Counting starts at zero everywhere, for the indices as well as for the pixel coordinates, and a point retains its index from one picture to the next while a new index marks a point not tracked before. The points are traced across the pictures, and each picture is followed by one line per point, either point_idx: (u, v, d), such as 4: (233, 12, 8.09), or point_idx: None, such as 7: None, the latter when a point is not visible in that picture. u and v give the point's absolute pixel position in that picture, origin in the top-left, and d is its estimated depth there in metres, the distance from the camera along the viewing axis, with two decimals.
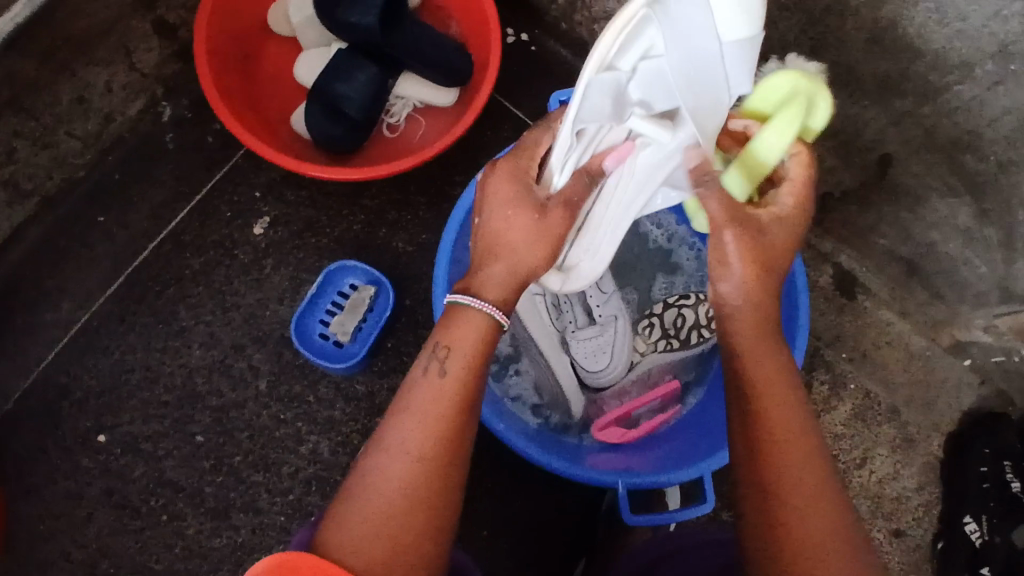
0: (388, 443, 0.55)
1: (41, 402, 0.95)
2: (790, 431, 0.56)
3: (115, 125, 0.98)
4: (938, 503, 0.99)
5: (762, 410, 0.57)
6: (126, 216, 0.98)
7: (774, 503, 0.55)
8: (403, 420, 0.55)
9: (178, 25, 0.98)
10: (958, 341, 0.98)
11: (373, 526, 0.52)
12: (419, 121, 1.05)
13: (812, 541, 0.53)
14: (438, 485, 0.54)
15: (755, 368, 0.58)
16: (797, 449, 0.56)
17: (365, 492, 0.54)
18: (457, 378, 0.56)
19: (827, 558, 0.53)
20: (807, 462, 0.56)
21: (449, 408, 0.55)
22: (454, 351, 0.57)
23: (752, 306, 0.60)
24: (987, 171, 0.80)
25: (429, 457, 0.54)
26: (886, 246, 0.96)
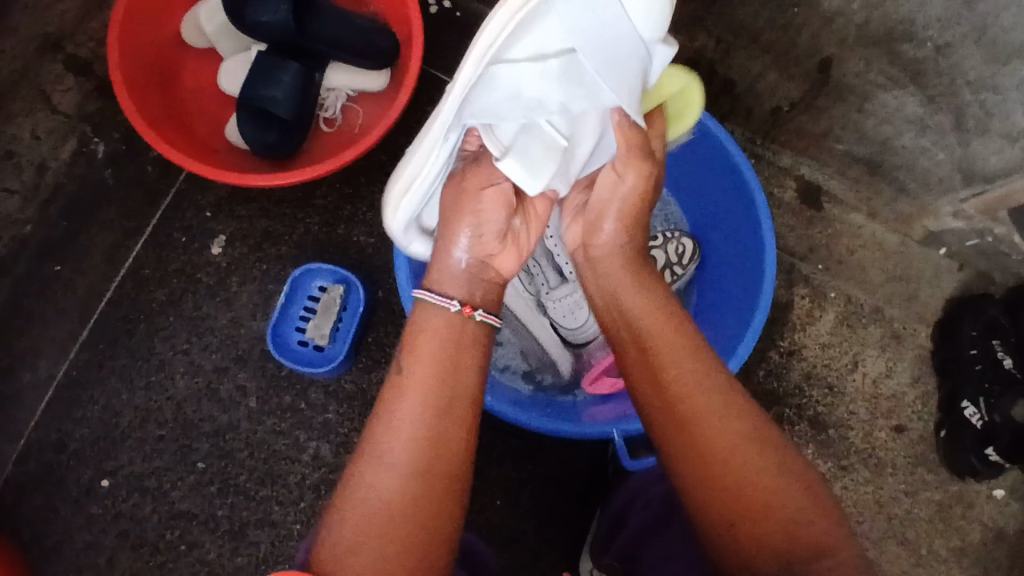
0: (381, 452, 0.52)
1: (39, 461, 0.95)
2: (682, 355, 0.58)
3: (52, 173, 0.97)
4: (935, 392, 1.00)
5: (652, 358, 0.59)
6: (81, 262, 0.97)
7: (709, 457, 0.53)
8: (385, 425, 0.53)
9: (91, 60, 0.97)
10: (930, 232, 0.98)
11: (372, 540, 0.50)
12: (355, 110, 1.02)
13: (735, 474, 0.53)
14: (438, 492, 0.51)
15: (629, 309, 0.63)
16: (694, 369, 0.57)
17: (362, 506, 0.51)
18: (425, 372, 0.54)
19: (758, 485, 0.52)
20: (714, 399, 0.55)
21: (437, 413, 0.53)
22: (428, 353, 0.55)
23: (623, 257, 0.66)
24: (925, 57, 0.79)
25: (424, 466, 0.51)
26: (844, 150, 0.95)
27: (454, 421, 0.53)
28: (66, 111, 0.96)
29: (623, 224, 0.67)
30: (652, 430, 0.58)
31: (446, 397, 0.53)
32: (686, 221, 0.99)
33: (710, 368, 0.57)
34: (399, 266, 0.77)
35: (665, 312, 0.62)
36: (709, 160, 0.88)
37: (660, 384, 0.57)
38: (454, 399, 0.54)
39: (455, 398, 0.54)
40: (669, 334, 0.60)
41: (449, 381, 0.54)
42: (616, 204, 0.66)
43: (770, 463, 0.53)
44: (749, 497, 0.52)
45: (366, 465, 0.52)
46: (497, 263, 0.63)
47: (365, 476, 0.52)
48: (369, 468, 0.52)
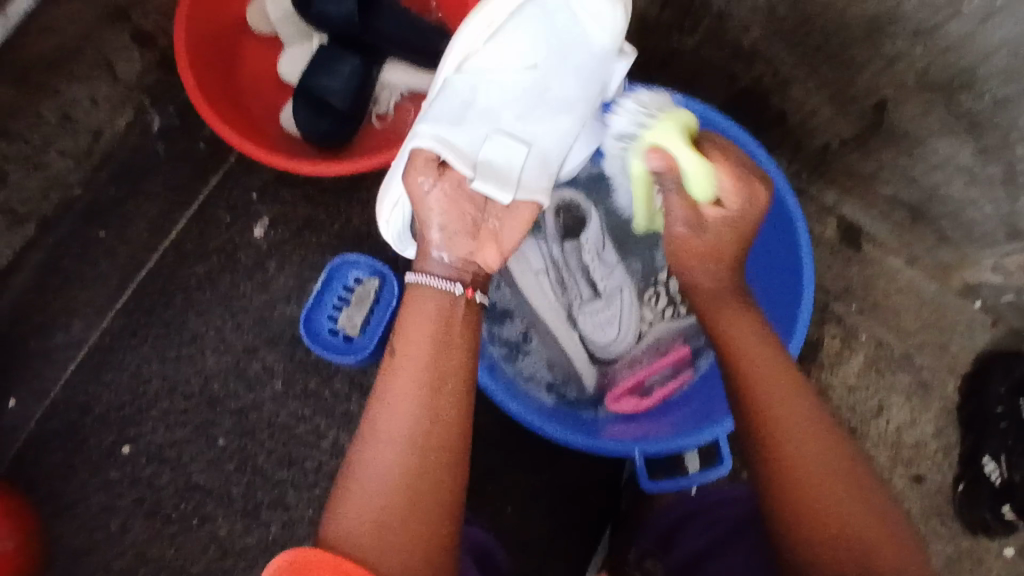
0: (380, 429, 0.56)
1: (64, 420, 0.96)
2: (784, 398, 0.60)
3: (106, 140, 0.98)
4: (957, 446, 0.99)
5: (752, 392, 0.61)
6: (127, 230, 0.99)
7: (806, 484, 0.57)
8: (387, 409, 0.56)
9: (156, 33, 0.97)
10: (969, 284, 0.98)
11: (377, 514, 0.53)
12: (408, 108, 1.02)
13: (830, 504, 0.56)
14: (432, 463, 0.55)
15: (737, 347, 0.64)
16: (793, 411, 0.59)
17: (364, 483, 0.54)
18: (423, 357, 0.58)
19: (851, 517, 0.55)
20: (806, 426, 0.59)
21: (432, 391, 0.56)
22: (421, 334, 0.59)
23: (730, 300, 0.67)
24: (985, 109, 0.79)
25: (421, 442, 0.55)
26: (890, 193, 0.95)
27: (445, 401, 0.56)
28: (127, 82, 0.97)
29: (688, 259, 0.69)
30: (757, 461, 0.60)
31: (436, 376, 0.57)
32: None
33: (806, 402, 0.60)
34: None
35: (778, 358, 0.63)
36: None
37: (758, 413, 0.60)
38: (445, 377, 0.57)
39: (443, 374, 0.57)
40: (764, 371, 0.62)
41: (441, 364, 0.58)
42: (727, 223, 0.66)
43: (861, 491, 0.57)
44: (841, 529, 0.55)
45: (366, 444, 0.56)
46: (478, 258, 0.62)
47: (369, 453, 0.56)
48: (369, 447, 0.56)
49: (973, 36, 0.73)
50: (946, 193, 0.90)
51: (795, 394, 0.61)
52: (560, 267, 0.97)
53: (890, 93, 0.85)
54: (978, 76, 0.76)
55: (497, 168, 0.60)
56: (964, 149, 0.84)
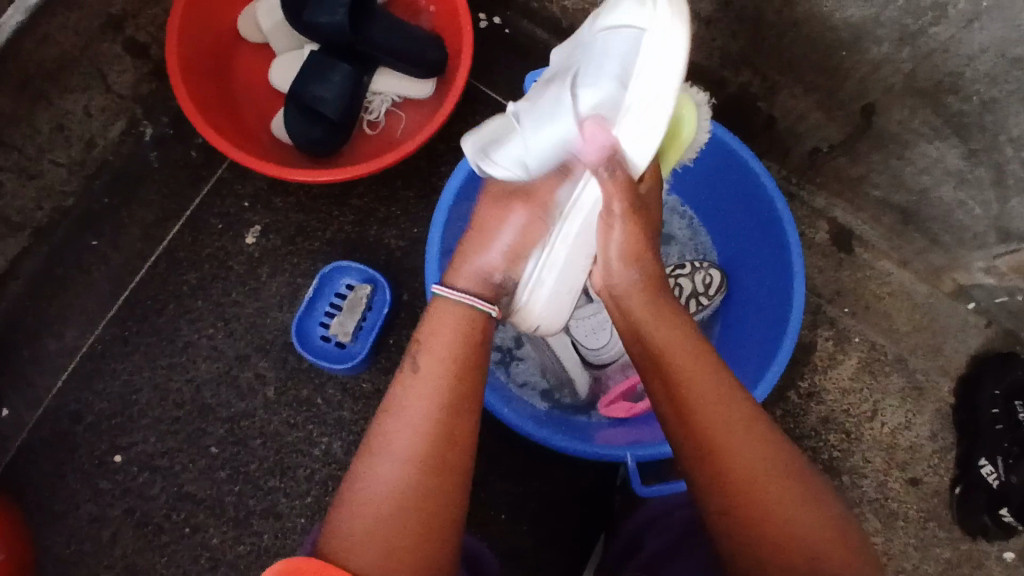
0: (386, 445, 0.55)
1: (55, 429, 0.96)
2: (708, 389, 0.57)
3: (99, 149, 0.98)
4: (953, 448, 0.99)
5: (678, 382, 0.58)
6: (119, 239, 0.99)
7: (728, 476, 0.55)
8: (394, 426, 0.56)
9: (149, 44, 0.99)
10: (960, 286, 0.98)
11: (385, 528, 0.52)
12: (399, 116, 1.03)
13: (752, 488, 0.54)
14: (446, 482, 0.54)
15: (659, 338, 0.60)
16: (718, 402, 0.57)
17: (369, 500, 0.53)
18: (436, 373, 0.58)
19: (771, 500, 0.54)
20: (729, 411, 0.57)
21: (446, 411, 0.56)
22: (437, 352, 0.58)
23: (642, 289, 0.61)
24: (971, 111, 0.79)
25: (433, 463, 0.54)
26: (880, 196, 0.95)
27: (461, 421, 0.56)
28: (120, 91, 0.98)
29: (628, 255, 0.61)
30: (685, 457, 0.58)
31: (453, 397, 0.57)
32: (714, 253, 1.00)
33: (727, 387, 0.58)
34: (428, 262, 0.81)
35: (695, 344, 0.59)
36: (747, 195, 0.88)
37: (678, 403, 0.57)
38: (459, 399, 0.57)
39: (459, 394, 0.57)
40: (683, 359, 0.59)
41: (456, 380, 0.58)
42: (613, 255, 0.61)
43: (785, 470, 0.55)
44: (763, 511, 0.54)
45: (374, 459, 0.55)
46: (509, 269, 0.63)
47: (372, 466, 0.55)
48: (378, 461, 0.55)
49: (957, 40, 0.74)
50: (936, 196, 0.90)
51: (720, 386, 0.58)
52: None
53: (878, 97, 0.85)
54: (963, 80, 0.77)
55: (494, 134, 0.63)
56: (952, 153, 0.84)
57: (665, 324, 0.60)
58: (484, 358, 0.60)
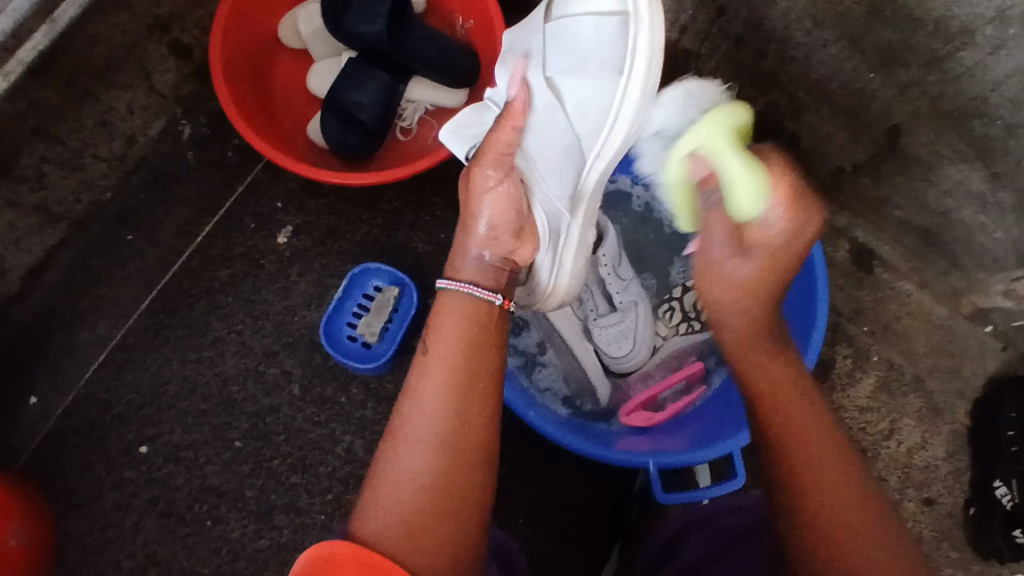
0: (407, 432, 0.57)
1: (83, 418, 0.98)
2: (802, 417, 0.61)
3: (139, 146, 1.01)
4: (968, 470, 1.00)
5: (771, 407, 0.62)
6: (155, 234, 1.01)
7: (819, 501, 0.57)
8: (414, 412, 0.57)
9: (193, 46, 1.01)
10: (979, 308, 0.99)
11: (407, 512, 0.54)
12: (431, 124, 1.05)
13: (829, 492, 0.58)
14: (463, 463, 0.56)
15: (757, 371, 0.63)
16: (809, 430, 0.60)
17: (394, 485, 0.55)
18: (450, 357, 0.58)
19: (840, 510, 0.57)
20: (811, 423, 0.61)
21: (462, 396, 0.57)
22: (450, 336, 0.59)
23: (754, 279, 0.63)
24: (996, 135, 0.83)
25: (451, 445, 0.56)
26: (902, 217, 0.96)
27: (474, 405, 0.57)
28: (162, 91, 1.00)
29: (758, 276, 0.63)
30: (774, 483, 0.61)
31: (464, 376, 0.58)
32: None
33: (815, 405, 0.62)
34: None
35: (794, 376, 0.63)
36: None
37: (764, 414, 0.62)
38: (476, 380, 0.58)
39: (474, 374, 0.58)
40: (766, 376, 0.63)
41: (470, 362, 0.58)
42: (779, 236, 0.61)
43: (857, 487, 0.58)
44: (830, 517, 0.57)
45: (397, 445, 0.56)
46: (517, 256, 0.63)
47: (395, 453, 0.56)
48: (400, 447, 0.56)
49: (983, 64, 0.79)
50: (957, 218, 0.92)
51: (813, 415, 0.61)
52: None
53: (904, 119, 0.88)
54: (988, 105, 0.81)
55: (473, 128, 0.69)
56: (976, 176, 0.87)
57: (760, 343, 0.64)
58: (497, 340, 0.61)
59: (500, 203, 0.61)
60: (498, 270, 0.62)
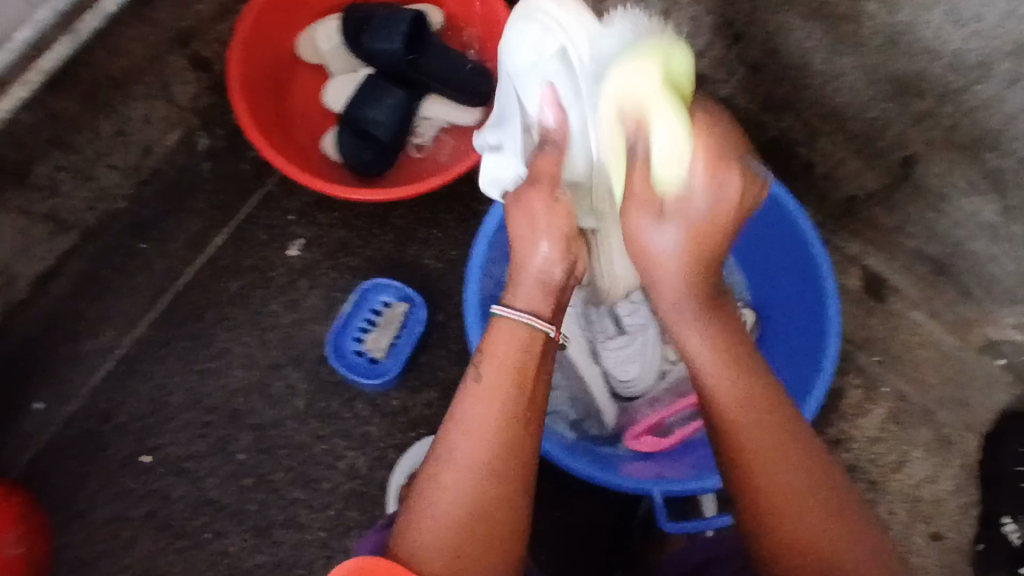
0: (454, 453, 0.54)
1: (86, 426, 0.97)
2: (745, 422, 0.54)
3: (154, 157, 1.01)
4: (976, 504, 0.98)
5: (731, 429, 0.55)
6: (166, 244, 1.01)
7: (772, 510, 0.53)
8: (460, 432, 0.55)
9: (213, 59, 1.02)
10: (990, 340, 0.98)
11: (453, 535, 0.52)
12: (446, 141, 1.05)
13: (779, 495, 0.53)
14: (509, 489, 0.54)
15: (713, 384, 0.56)
16: (763, 428, 0.54)
17: (438, 507, 0.53)
18: (505, 379, 0.56)
19: (801, 524, 0.53)
20: (784, 451, 0.54)
21: (516, 421, 0.55)
22: (504, 360, 0.57)
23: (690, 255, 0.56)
24: (1008, 166, 0.86)
25: (502, 472, 0.54)
26: (914, 247, 0.95)
27: (522, 430, 0.55)
28: (181, 103, 1.01)
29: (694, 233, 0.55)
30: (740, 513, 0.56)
31: (517, 400, 0.56)
32: (747, 294, 1.00)
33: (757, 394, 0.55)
34: (470, 275, 0.82)
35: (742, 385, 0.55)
36: (784, 240, 0.90)
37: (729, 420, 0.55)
38: (530, 406, 0.56)
39: (530, 403, 0.56)
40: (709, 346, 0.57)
41: (525, 387, 0.56)
42: (700, 201, 0.54)
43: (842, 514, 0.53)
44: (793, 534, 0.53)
45: (440, 464, 0.54)
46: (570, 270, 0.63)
47: (437, 472, 0.54)
48: (444, 468, 0.54)
49: (998, 98, 0.82)
50: (970, 248, 0.93)
51: (768, 427, 0.54)
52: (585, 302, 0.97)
53: (918, 148, 0.90)
54: (1002, 137, 0.84)
55: (494, 170, 0.74)
56: (988, 208, 0.90)
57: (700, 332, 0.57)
58: (547, 370, 0.58)
59: (554, 218, 0.63)
60: (562, 284, 0.62)
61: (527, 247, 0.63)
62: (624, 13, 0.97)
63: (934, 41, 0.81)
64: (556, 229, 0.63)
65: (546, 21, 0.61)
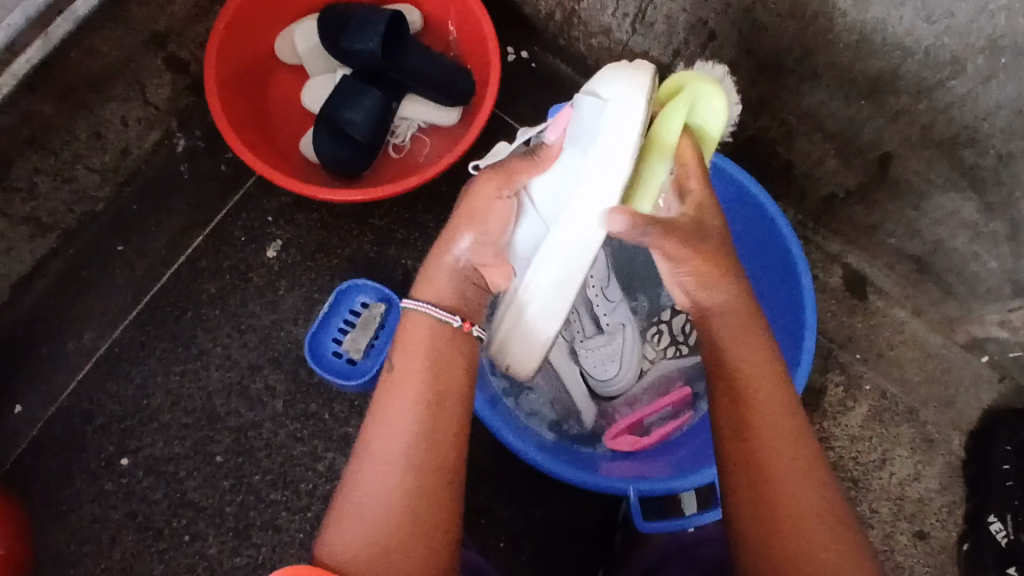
0: (375, 447, 0.56)
1: (65, 429, 0.97)
2: (757, 397, 0.61)
3: (132, 158, 1.01)
4: (962, 503, 0.97)
5: (743, 394, 0.61)
6: (145, 246, 1.02)
7: (768, 475, 0.58)
8: (381, 427, 0.56)
9: (189, 60, 1.01)
10: (974, 337, 0.97)
11: (377, 528, 0.53)
12: (424, 140, 1.06)
13: (775, 458, 0.58)
14: (433, 483, 0.55)
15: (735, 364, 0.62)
16: (772, 403, 0.60)
17: (362, 502, 0.54)
18: (423, 371, 0.58)
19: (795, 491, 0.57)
20: (785, 426, 0.60)
21: (434, 412, 0.56)
22: (419, 352, 0.59)
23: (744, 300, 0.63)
24: (987, 165, 0.79)
25: (422, 463, 0.55)
26: (895, 245, 0.96)
27: (442, 422, 0.56)
28: (157, 104, 1.00)
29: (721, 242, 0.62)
30: (731, 487, 0.60)
31: (436, 394, 0.57)
32: None
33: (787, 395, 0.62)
34: None
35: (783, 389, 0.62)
36: (764, 238, 0.88)
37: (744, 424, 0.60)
38: (449, 394, 0.58)
39: (447, 392, 0.58)
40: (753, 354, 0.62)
41: (443, 378, 0.58)
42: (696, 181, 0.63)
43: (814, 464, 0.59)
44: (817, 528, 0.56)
45: (363, 459, 0.56)
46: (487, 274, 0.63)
47: (360, 468, 0.56)
48: (366, 462, 0.55)
49: (973, 95, 0.74)
50: (952, 247, 0.90)
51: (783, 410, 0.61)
52: None
53: (894, 147, 0.86)
54: (980, 134, 0.77)
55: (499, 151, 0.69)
56: (968, 206, 0.85)
57: (751, 339, 0.62)
58: (466, 361, 0.60)
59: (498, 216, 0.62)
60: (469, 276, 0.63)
61: (452, 232, 0.63)
62: (599, 13, 0.96)
63: (907, 36, 0.74)
64: (483, 239, 0.62)
65: (616, 73, 0.59)
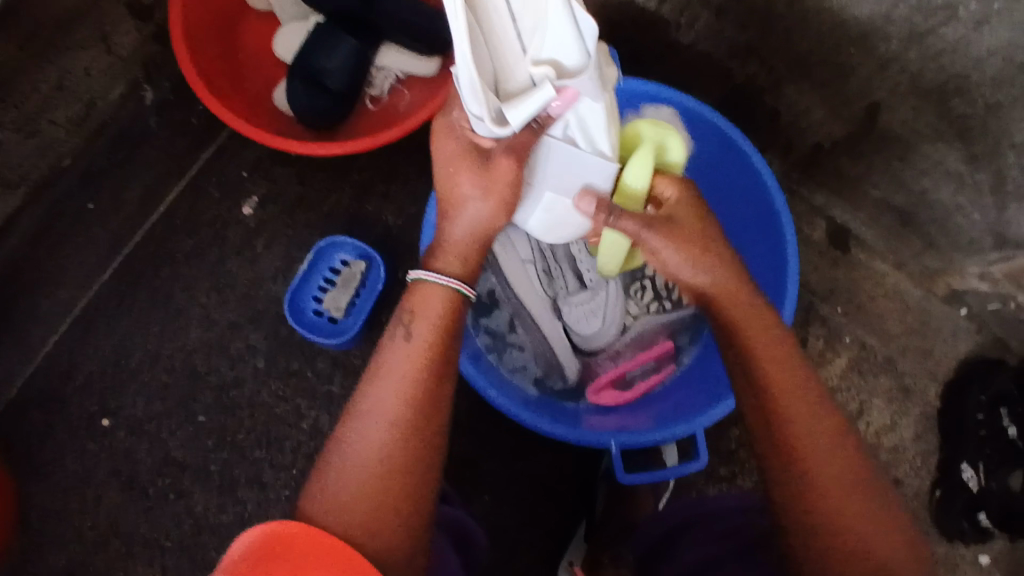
0: (368, 409, 0.54)
1: (45, 389, 0.96)
2: (774, 356, 0.58)
3: (99, 111, 0.97)
4: (936, 452, 0.99)
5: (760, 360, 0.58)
6: (117, 203, 0.99)
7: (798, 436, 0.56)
8: (377, 389, 0.55)
9: (155, 6, 0.97)
10: (953, 290, 0.99)
11: (371, 490, 0.52)
12: (403, 92, 1.02)
13: (798, 415, 0.56)
14: (430, 450, 0.54)
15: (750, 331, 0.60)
16: (780, 362, 0.58)
17: (353, 463, 0.53)
18: (426, 338, 0.56)
19: (821, 449, 0.55)
20: (796, 377, 0.58)
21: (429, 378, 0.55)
22: (424, 320, 0.57)
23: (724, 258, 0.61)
24: (975, 114, 0.77)
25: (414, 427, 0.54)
26: (879, 196, 0.96)
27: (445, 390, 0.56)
28: (122, 54, 0.96)
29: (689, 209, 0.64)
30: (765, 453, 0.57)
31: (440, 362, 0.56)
32: None
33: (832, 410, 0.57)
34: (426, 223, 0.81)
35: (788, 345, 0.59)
36: (746, 191, 0.88)
37: (788, 428, 0.56)
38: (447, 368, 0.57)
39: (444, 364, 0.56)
40: (782, 359, 0.58)
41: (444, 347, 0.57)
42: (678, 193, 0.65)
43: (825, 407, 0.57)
44: (856, 548, 0.53)
45: (357, 421, 0.54)
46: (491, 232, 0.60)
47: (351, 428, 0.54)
48: (358, 422, 0.54)
49: (967, 41, 0.72)
50: (935, 199, 0.90)
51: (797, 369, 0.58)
52: (546, 257, 0.96)
53: (883, 98, 0.84)
54: (969, 82, 0.75)
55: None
56: (953, 155, 0.83)
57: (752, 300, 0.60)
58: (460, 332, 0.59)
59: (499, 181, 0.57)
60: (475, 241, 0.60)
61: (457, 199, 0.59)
62: None
63: None
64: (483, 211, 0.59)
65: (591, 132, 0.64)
